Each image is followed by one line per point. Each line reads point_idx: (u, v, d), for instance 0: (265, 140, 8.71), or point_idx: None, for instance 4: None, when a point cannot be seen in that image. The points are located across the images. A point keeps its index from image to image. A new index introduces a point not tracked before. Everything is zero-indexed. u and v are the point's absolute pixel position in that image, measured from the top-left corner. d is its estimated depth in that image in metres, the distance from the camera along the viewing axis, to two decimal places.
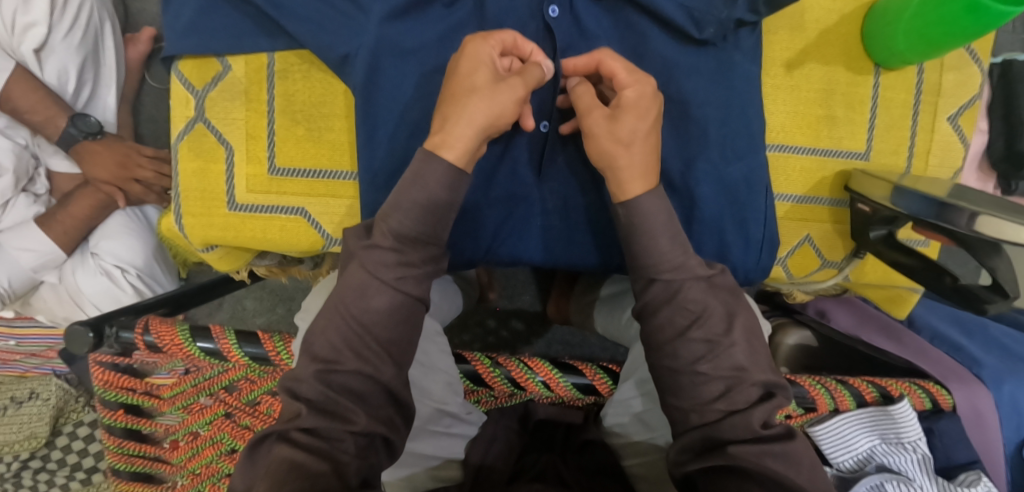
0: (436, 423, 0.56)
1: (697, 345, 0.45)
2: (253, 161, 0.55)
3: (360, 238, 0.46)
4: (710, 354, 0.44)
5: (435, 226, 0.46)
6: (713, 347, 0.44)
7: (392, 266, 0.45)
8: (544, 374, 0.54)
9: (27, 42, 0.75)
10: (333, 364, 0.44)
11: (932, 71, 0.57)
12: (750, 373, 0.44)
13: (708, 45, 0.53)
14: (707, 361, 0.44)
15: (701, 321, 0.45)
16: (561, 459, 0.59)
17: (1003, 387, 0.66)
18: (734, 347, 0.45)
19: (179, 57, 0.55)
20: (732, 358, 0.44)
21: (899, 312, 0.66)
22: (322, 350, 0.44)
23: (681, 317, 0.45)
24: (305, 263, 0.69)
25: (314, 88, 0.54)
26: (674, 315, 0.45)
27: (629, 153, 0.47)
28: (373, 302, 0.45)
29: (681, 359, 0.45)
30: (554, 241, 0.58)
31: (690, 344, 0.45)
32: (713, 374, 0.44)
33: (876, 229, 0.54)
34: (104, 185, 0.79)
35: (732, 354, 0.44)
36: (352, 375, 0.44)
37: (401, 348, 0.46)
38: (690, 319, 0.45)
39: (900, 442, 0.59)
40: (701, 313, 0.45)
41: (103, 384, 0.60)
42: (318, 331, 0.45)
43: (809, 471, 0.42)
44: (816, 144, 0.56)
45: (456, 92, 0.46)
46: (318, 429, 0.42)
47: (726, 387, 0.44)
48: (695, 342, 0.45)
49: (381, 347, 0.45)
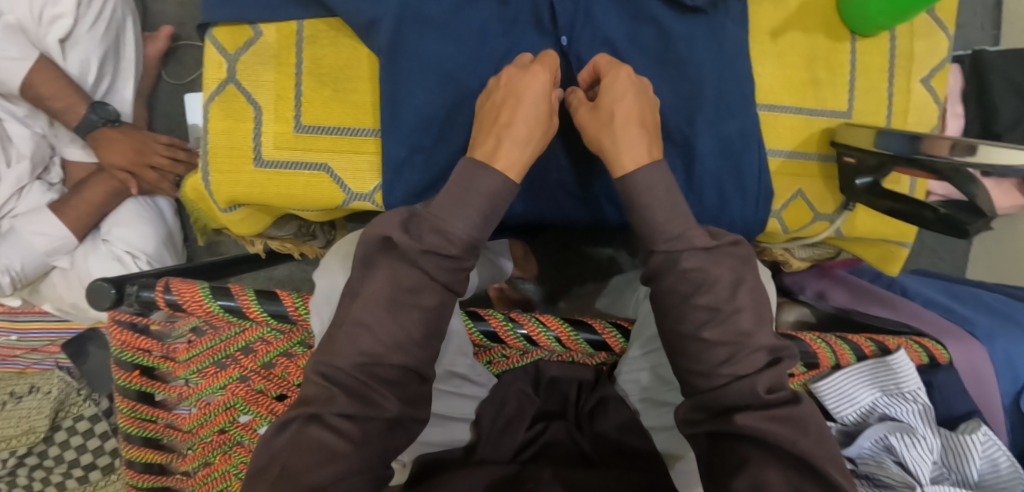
0: (446, 382, 0.60)
1: (700, 312, 0.48)
2: (280, 120, 0.57)
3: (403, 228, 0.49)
4: (713, 320, 0.47)
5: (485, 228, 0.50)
6: (717, 314, 0.47)
7: (449, 270, 0.49)
8: (557, 328, 0.57)
9: (54, 33, 0.79)
10: (376, 358, 0.47)
11: (902, 37, 0.62)
12: (753, 339, 0.47)
13: (699, 12, 0.58)
14: (709, 327, 0.47)
15: (704, 289, 0.48)
16: (575, 426, 0.63)
17: (996, 342, 0.69)
18: (736, 314, 0.47)
19: (214, 24, 0.58)
20: (736, 324, 0.47)
21: (891, 268, 0.68)
22: (367, 345, 0.47)
23: (683, 286, 0.49)
24: (319, 239, 0.77)
25: (340, 53, 0.58)
26: (677, 283, 0.49)
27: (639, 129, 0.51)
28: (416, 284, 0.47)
29: (687, 325, 0.48)
30: (558, 198, 0.62)
31: (693, 311, 0.48)
32: (717, 340, 0.47)
33: (863, 177, 0.58)
34: (119, 171, 0.82)
35: (736, 321, 0.47)
36: (393, 363, 0.48)
37: (431, 295, 0.48)
38: (693, 287, 0.48)
39: (899, 393, 0.62)
40: (704, 281, 0.48)
41: (121, 345, 0.60)
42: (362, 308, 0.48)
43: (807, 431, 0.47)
44: (803, 104, 0.61)
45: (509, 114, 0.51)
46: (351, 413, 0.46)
47: (732, 353, 0.47)
48: (699, 309, 0.48)
49: (418, 315, 0.48)
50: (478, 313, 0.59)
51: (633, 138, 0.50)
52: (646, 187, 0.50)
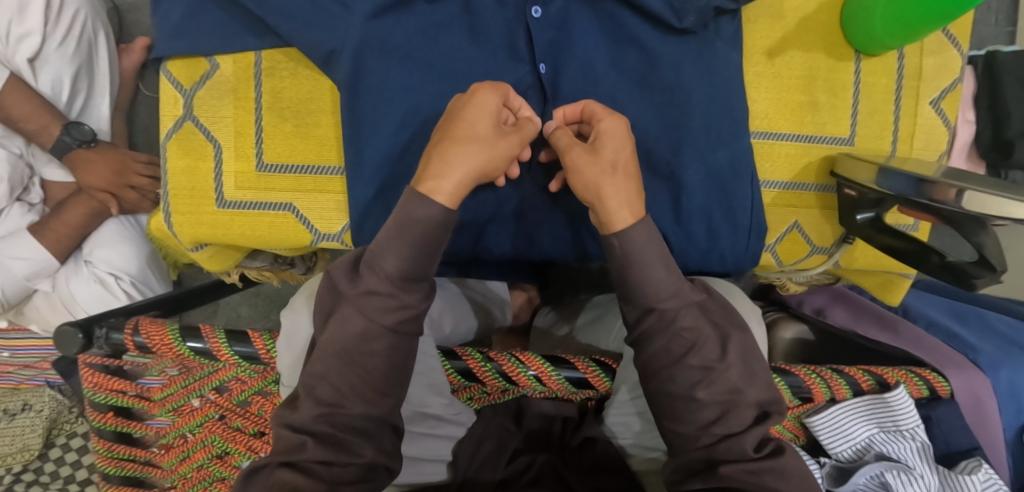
0: (419, 424, 0.53)
1: (693, 371, 0.45)
2: (242, 158, 0.56)
3: (354, 282, 0.46)
4: (706, 380, 0.45)
5: (427, 263, 0.45)
6: (709, 373, 0.45)
7: (388, 310, 0.44)
8: (536, 367, 0.52)
9: (22, 52, 0.76)
10: (337, 407, 0.44)
11: (911, 56, 0.58)
12: (744, 396, 0.45)
13: (689, 33, 0.54)
14: (703, 387, 0.45)
15: (696, 349, 0.45)
16: (560, 460, 0.57)
17: (999, 372, 0.65)
18: (729, 371, 0.45)
19: (167, 57, 0.56)
20: (726, 382, 0.45)
21: (891, 298, 0.66)
22: (326, 393, 0.44)
23: (675, 346, 0.45)
24: (298, 266, 0.73)
25: (300, 84, 0.56)
26: (664, 344, 0.46)
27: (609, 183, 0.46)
28: (376, 346, 0.44)
29: (680, 386, 0.45)
30: (538, 231, 0.60)
31: (684, 371, 0.45)
32: (710, 400, 0.45)
33: (864, 212, 0.54)
34: (99, 192, 0.79)
35: (727, 378, 0.45)
36: (358, 416, 0.44)
37: (400, 348, 0.45)
38: (684, 348, 0.45)
39: (898, 430, 0.57)
40: (696, 341, 0.45)
41: (94, 387, 0.58)
42: (318, 375, 0.44)
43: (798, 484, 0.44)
44: (801, 131, 0.57)
45: (452, 146, 0.45)
46: (323, 459, 0.43)
47: (723, 412, 0.45)
48: (691, 369, 0.45)
49: (379, 367, 0.45)
50: (455, 351, 0.54)
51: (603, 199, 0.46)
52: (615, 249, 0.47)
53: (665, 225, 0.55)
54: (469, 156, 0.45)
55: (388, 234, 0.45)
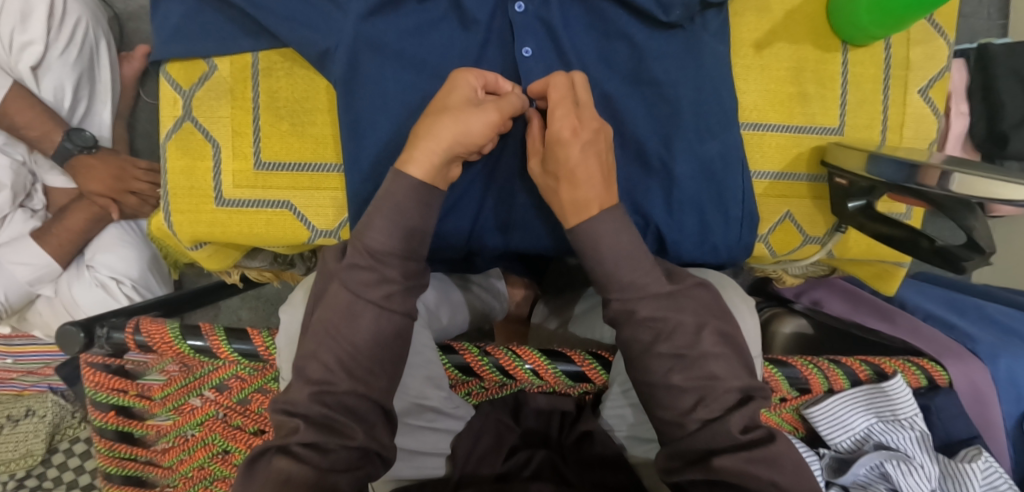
0: (416, 416, 0.53)
1: (664, 360, 0.46)
2: (239, 157, 0.57)
3: (346, 263, 0.46)
4: (679, 365, 0.46)
5: (412, 243, 0.47)
6: (682, 360, 0.46)
7: (371, 285, 0.45)
8: (533, 361, 0.52)
9: (25, 60, 0.77)
10: (326, 385, 0.44)
11: (898, 46, 0.59)
12: (723, 382, 0.45)
13: (677, 27, 0.55)
14: (677, 372, 0.46)
15: (670, 337, 0.46)
16: (559, 456, 0.57)
17: (998, 360, 0.65)
18: (704, 358, 0.46)
19: (167, 60, 0.58)
20: (703, 367, 0.45)
21: (888, 286, 0.66)
22: (315, 372, 0.45)
23: (642, 334, 0.47)
24: (297, 266, 0.73)
25: (296, 84, 0.57)
26: (637, 332, 0.47)
27: (599, 182, 0.48)
28: (361, 323, 0.45)
29: (653, 375, 0.46)
30: (533, 225, 0.60)
31: (656, 360, 0.46)
32: (686, 385, 0.45)
33: (855, 200, 0.55)
34: (99, 197, 0.80)
35: (705, 365, 0.46)
36: (346, 394, 0.45)
37: (388, 339, 0.46)
38: (652, 335, 0.46)
39: (896, 419, 0.56)
40: (665, 329, 0.46)
41: (95, 386, 0.57)
42: (309, 354, 0.45)
43: (790, 471, 0.44)
44: (790, 122, 0.58)
45: (440, 127, 0.46)
46: (314, 442, 0.43)
47: (701, 397, 0.45)
48: (661, 357, 0.46)
49: (371, 354, 0.45)
50: (452, 346, 0.54)
51: (591, 190, 0.47)
52: (606, 237, 0.47)
53: (656, 216, 0.55)
54: (446, 143, 0.46)
55: (379, 222, 0.46)
